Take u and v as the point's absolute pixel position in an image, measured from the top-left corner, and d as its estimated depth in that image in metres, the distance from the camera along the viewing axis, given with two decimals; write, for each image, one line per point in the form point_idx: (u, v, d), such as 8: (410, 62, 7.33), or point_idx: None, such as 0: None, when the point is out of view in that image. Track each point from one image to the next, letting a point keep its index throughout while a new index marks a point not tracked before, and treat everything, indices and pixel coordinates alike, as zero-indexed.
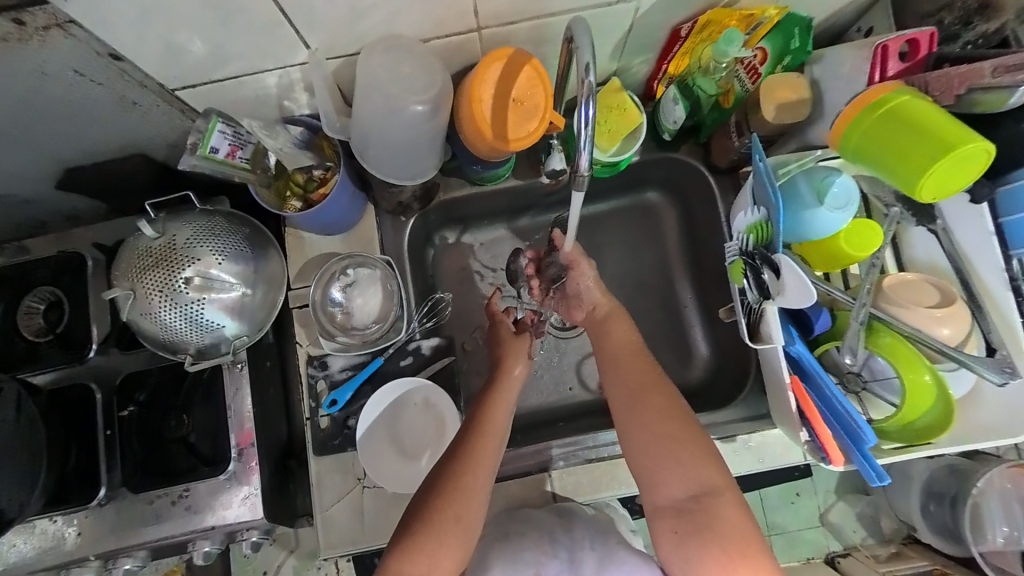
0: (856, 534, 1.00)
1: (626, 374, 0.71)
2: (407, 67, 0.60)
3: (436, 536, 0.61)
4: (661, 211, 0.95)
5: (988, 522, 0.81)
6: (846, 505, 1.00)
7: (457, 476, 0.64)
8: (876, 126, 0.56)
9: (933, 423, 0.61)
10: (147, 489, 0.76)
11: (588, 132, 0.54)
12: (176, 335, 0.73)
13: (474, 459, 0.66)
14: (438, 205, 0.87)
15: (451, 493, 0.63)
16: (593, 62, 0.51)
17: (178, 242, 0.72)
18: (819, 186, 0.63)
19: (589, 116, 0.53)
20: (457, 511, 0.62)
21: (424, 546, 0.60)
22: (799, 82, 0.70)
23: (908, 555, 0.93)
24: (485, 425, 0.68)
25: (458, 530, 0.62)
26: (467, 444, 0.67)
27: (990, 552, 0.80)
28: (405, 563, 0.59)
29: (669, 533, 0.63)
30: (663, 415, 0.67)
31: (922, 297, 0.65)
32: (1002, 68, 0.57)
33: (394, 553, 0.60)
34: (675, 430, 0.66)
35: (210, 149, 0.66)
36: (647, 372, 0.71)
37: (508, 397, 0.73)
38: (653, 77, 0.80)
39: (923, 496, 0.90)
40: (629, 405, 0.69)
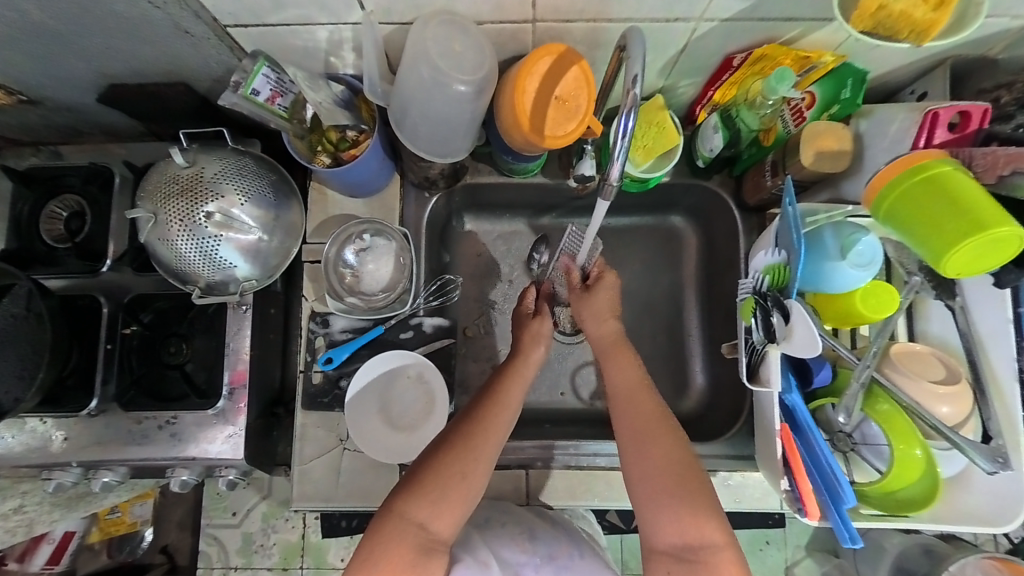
0: None
1: (632, 409, 0.70)
2: (459, 45, 0.60)
3: (442, 485, 0.61)
4: (682, 235, 0.94)
5: None
6: (813, 564, 1.00)
7: (469, 434, 0.64)
8: (916, 194, 0.53)
9: (914, 499, 0.59)
10: (137, 408, 0.78)
11: (625, 143, 0.54)
12: (189, 266, 0.75)
13: (486, 422, 0.66)
14: (464, 187, 0.88)
15: (461, 448, 0.63)
16: (642, 74, 0.51)
17: (205, 175, 0.75)
18: (845, 241, 0.62)
19: (627, 127, 0.53)
20: (464, 469, 0.62)
21: (430, 491, 0.61)
22: (844, 133, 0.68)
23: None
24: (501, 396, 0.69)
25: (462, 486, 0.61)
26: (480, 409, 0.67)
27: None
28: (410, 504, 0.60)
29: (663, 574, 0.63)
30: (666, 457, 0.66)
31: (928, 371, 0.64)
32: None
33: (400, 493, 0.61)
34: (678, 476, 0.65)
35: (251, 90, 0.66)
36: (653, 409, 0.70)
37: (525, 377, 0.73)
38: (697, 102, 0.79)
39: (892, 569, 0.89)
40: (632, 437, 0.68)
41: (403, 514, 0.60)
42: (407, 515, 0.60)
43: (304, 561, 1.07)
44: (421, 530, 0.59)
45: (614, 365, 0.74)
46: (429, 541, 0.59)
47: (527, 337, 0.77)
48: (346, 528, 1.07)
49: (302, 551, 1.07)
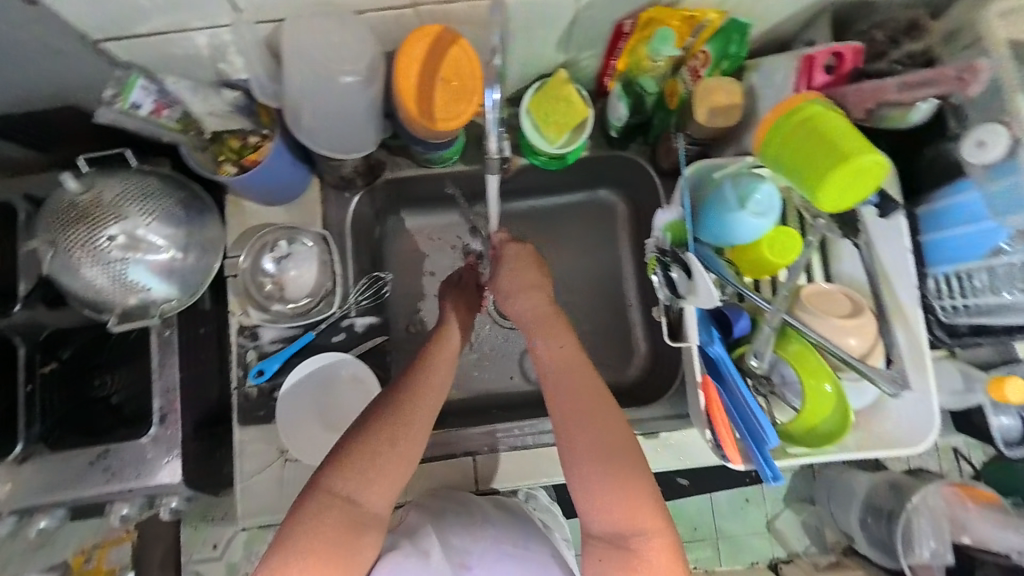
0: (800, 543, 1.00)
1: (568, 392, 0.64)
2: (337, 36, 0.59)
3: (373, 458, 0.58)
4: (613, 208, 0.96)
5: (918, 537, 0.84)
6: (792, 514, 1.00)
7: (405, 404, 0.62)
8: (794, 132, 0.54)
9: (834, 430, 0.61)
10: (67, 447, 0.75)
11: (494, 116, 0.48)
12: (101, 294, 0.73)
13: (418, 388, 0.63)
14: (385, 182, 0.87)
15: (395, 421, 0.60)
16: (503, 47, 0.49)
17: (104, 199, 0.72)
18: (743, 192, 0.63)
19: (493, 99, 0.48)
20: (395, 436, 0.60)
21: (360, 465, 0.58)
22: (734, 88, 0.68)
23: (848, 566, 0.96)
24: (433, 360, 0.66)
25: (395, 454, 0.59)
26: (412, 375, 0.65)
27: (918, 565, 0.83)
28: (339, 479, 0.57)
29: (596, 560, 0.60)
30: (600, 443, 0.61)
31: (837, 308, 0.65)
32: (904, 86, 0.60)
33: (328, 468, 0.58)
34: (613, 462, 0.60)
35: (131, 104, 0.65)
36: (591, 391, 0.64)
37: (454, 342, 0.70)
38: (603, 73, 0.79)
39: (863, 509, 0.92)
40: (569, 421, 0.63)
41: (331, 489, 0.57)
42: (335, 490, 0.57)
43: None
44: (351, 505, 0.57)
45: (562, 348, 0.67)
46: (359, 515, 0.57)
47: (454, 299, 0.76)
48: None
49: None
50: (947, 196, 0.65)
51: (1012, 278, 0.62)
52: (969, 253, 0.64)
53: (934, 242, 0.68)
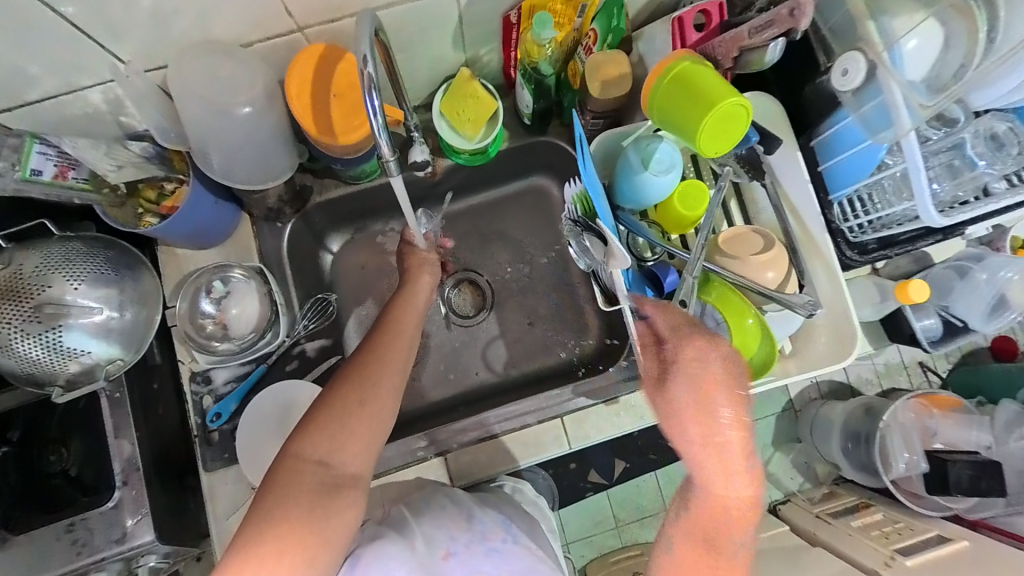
0: (794, 481, 1.02)
1: (726, 455, 0.58)
2: (227, 70, 0.60)
3: (338, 418, 0.61)
4: (546, 193, 0.99)
5: (893, 451, 0.88)
6: (782, 456, 1.00)
7: (364, 365, 0.65)
8: (667, 93, 0.58)
9: (762, 362, 0.65)
10: (30, 528, 0.74)
11: (378, 122, 0.51)
12: (40, 367, 0.72)
13: (381, 351, 0.67)
14: (317, 206, 0.88)
15: (355, 380, 0.64)
16: (372, 52, 0.49)
17: (25, 272, 0.71)
18: (644, 154, 0.67)
19: (375, 104, 0.50)
20: (361, 397, 0.63)
21: (326, 427, 0.61)
22: (623, 59, 0.71)
23: (840, 494, 0.98)
24: (394, 326, 0.70)
25: (362, 413, 0.62)
26: (373, 340, 0.68)
27: (900, 479, 0.88)
28: (306, 442, 0.60)
29: None
30: (731, 515, 0.59)
31: (750, 246, 0.69)
32: (756, 27, 0.62)
33: (295, 436, 0.61)
34: (727, 530, 0.59)
35: (30, 171, 0.63)
36: (743, 463, 0.58)
37: (416, 306, 0.75)
38: (506, 65, 0.82)
39: (842, 437, 0.93)
40: (710, 483, 0.59)
41: (298, 454, 0.59)
42: (302, 455, 0.59)
43: None
44: (321, 467, 0.59)
45: (725, 479, 0.58)
46: (332, 477, 0.59)
47: (412, 266, 0.79)
48: None
49: None
50: (833, 125, 0.69)
51: (898, 192, 0.67)
52: (858, 172, 0.68)
53: (833, 169, 0.71)
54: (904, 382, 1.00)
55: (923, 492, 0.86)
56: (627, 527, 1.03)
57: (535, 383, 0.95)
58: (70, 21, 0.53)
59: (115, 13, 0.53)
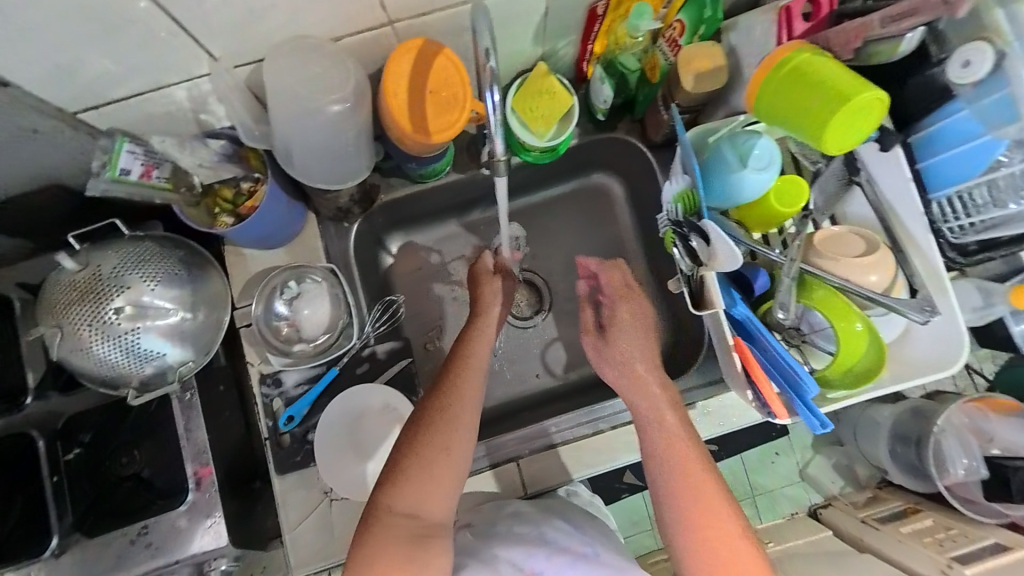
0: (834, 484, 1.00)
1: (659, 439, 0.66)
2: (320, 66, 0.58)
3: (424, 468, 0.59)
4: (606, 191, 0.97)
5: (950, 457, 0.85)
6: (824, 459, 1.00)
7: (442, 407, 0.62)
8: (785, 84, 0.56)
9: (869, 367, 0.62)
10: (103, 532, 0.73)
11: (497, 118, 0.49)
12: (115, 369, 0.71)
13: (455, 391, 0.64)
14: (382, 206, 0.86)
15: (439, 426, 0.61)
16: (493, 44, 0.46)
17: (103, 272, 0.70)
18: (741, 150, 0.64)
19: (495, 102, 0.48)
20: (444, 441, 0.60)
21: (414, 478, 0.59)
22: (717, 51, 0.69)
23: (885, 497, 0.94)
24: (466, 361, 0.66)
25: (447, 459, 0.60)
26: (446, 378, 0.65)
27: (954, 484, 0.84)
28: (395, 495, 0.58)
29: None
30: (704, 500, 0.62)
31: (849, 248, 0.67)
32: (890, 18, 0.58)
33: (383, 487, 0.59)
34: (711, 516, 0.61)
35: (120, 171, 0.62)
36: (683, 440, 0.65)
37: (488, 337, 0.70)
38: (581, 59, 0.80)
39: (890, 440, 0.92)
40: (667, 479, 0.63)
41: (389, 508, 0.58)
42: (393, 508, 0.57)
43: None
44: (412, 520, 0.57)
45: (670, 439, 0.65)
46: (423, 527, 0.57)
47: (484, 293, 0.74)
48: None
49: None
50: (936, 120, 0.66)
51: (1014, 188, 0.64)
52: (966, 170, 0.66)
53: (932, 168, 0.69)
54: (950, 386, 0.96)
55: (983, 500, 0.82)
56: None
57: (596, 386, 0.93)
58: (167, 15, 0.51)
59: (213, 6, 0.51)
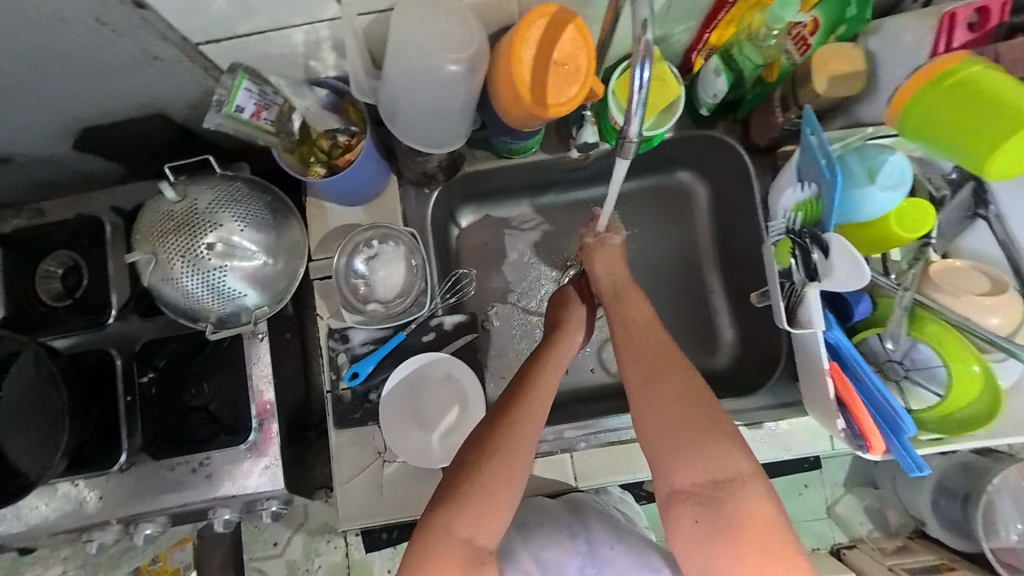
0: (863, 526, 0.99)
1: (639, 354, 0.67)
2: (445, 24, 0.57)
3: (486, 495, 0.58)
4: (690, 192, 0.92)
5: (1002, 520, 0.80)
6: (854, 499, 0.99)
7: (510, 435, 0.61)
8: (947, 100, 0.54)
9: (974, 417, 0.59)
10: (167, 456, 0.76)
11: (641, 96, 0.48)
12: (197, 303, 0.72)
13: (522, 420, 0.63)
14: (463, 177, 0.85)
15: (509, 458, 0.59)
16: (651, 17, 0.45)
17: (199, 206, 0.71)
18: (870, 165, 0.60)
19: (644, 78, 0.47)
20: (510, 473, 0.59)
21: (474, 504, 0.57)
22: (855, 53, 0.66)
23: (915, 549, 0.93)
24: (536, 389, 0.66)
25: (509, 489, 0.59)
26: (515, 403, 0.64)
27: (1001, 548, 0.79)
28: (456, 519, 0.56)
29: (689, 523, 0.57)
30: (682, 396, 0.61)
31: (969, 286, 0.62)
32: None
33: (440, 509, 0.57)
34: (689, 413, 0.60)
35: (235, 108, 0.62)
36: (662, 349, 0.66)
37: (557, 363, 0.71)
38: (692, 48, 0.76)
39: (934, 492, 0.88)
40: (645, 384, 0.64)
41: (447, 530, 0.56)
42: (452, 531, 0.56)
43: None
44: (469, 545, 0.56)
45: (648, 347, 0.67)
46: (479, 554, 0.57)
47: (569, 316, 0.77)
48: (388, 540, 1.04)
49: (347, 571, 1.05)
50: None
51: None
52: None
53: None
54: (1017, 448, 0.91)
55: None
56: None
57: None
58: None
59: None
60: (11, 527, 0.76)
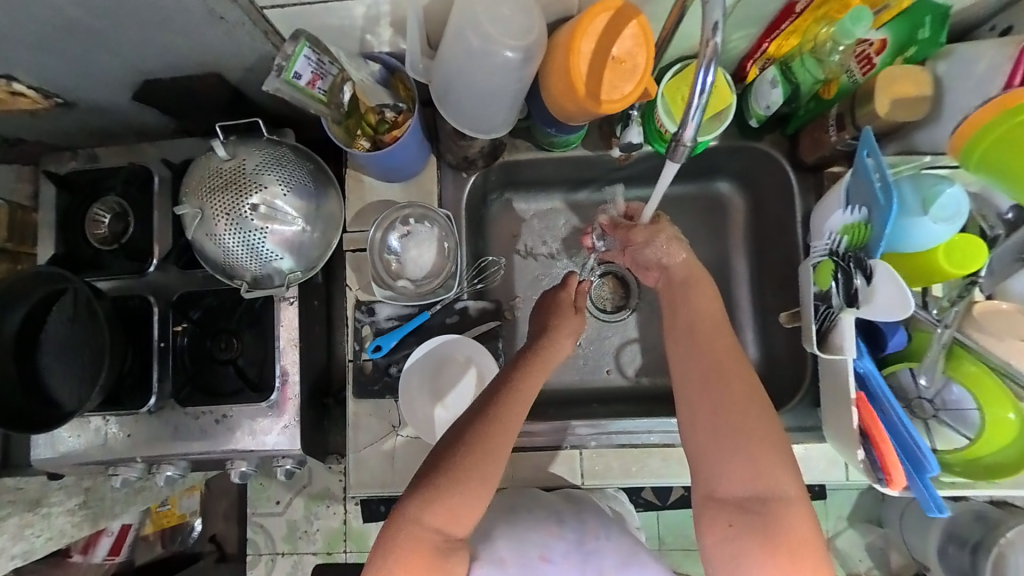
0: (862, 563, 0.97)
1: (701, 351, 0.66)
2: (506, 9, 0.57)
3: (460, 487, 0.58)
4: (728, 203, 0.90)
5: None
6: (856, 534, 0.96)
7: (490, 430, 0.60)
8: (1011, 139, 0.52)
9: (1004, 464, 0.57)
10: (193, 404, 0.79)
11: (701, 100, 0.48)
12: (236, 261, 0.75)
13: (505, 416, 0.62)
14: (502, 165, 0.85)
15: (486, 457, 0.59)
16: (722, 20, 0.45)
17: (247, 167, 0.74)
18: (927, 195, 0.58)
19: (707, 82, 0.47)
20: (487, 468, 0.59)
21: (447, 496, 0.57)
22: (923, 77, 0.63)
23: None
24: (522, 384, 0.65)
25: (484, 482, 0.59)
26: (499, 398, 0.63)
27: None
28: (427, 509, 0.57)
29: (722, 525, 0.59)
30: (742, 403, 0.62)
31: (1017, 329, 0.60)
32: None
33: (414, 498, 0.58)
34: (749, 420, 0.61)
35: (293, 74, 0.64)
36: (728, 350, 0.66)
37: (548, 361, 0.70)
38: (750, 56, 0.74)
39: (944, 538, 0.86)
40: (702, 384, 0.64)
41: (419, 520, 0.56)
42: (422, 521, 0.56)
43: (347, 546, 1.08)
44: (439, 534, 0.57)
45: (715, 343, 0.67)
46: (447, 542, 0.57)
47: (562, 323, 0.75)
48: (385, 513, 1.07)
49: (344, 537, 1.08)
50: None
51: None
52: None
53: None
54: None
55: None
56: (671, 553, 1.00)
57: (662, 399, 0.91)
58: None
59: None
60: (43, 453, 0.81)
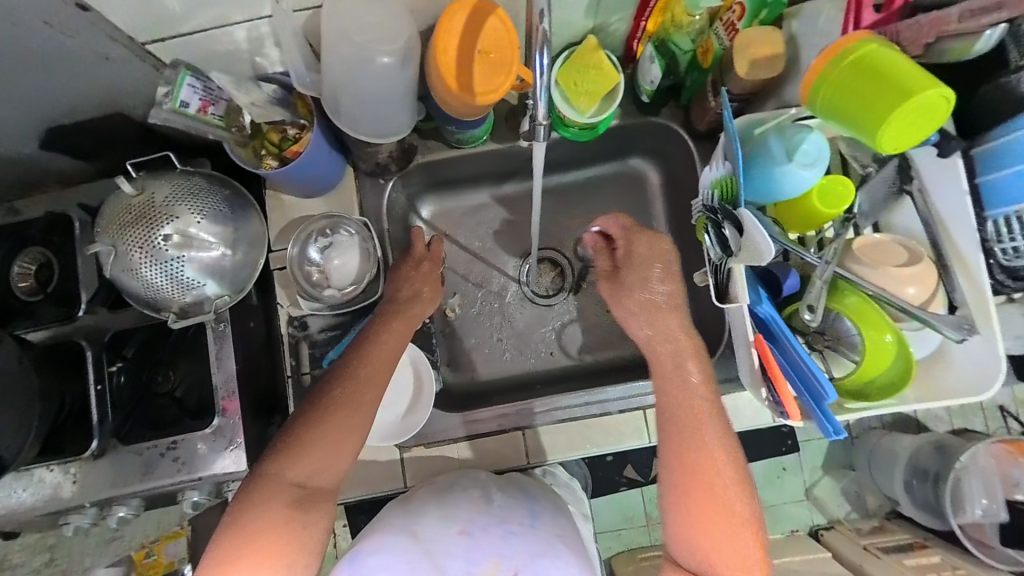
0: (841, 508, 0.96)
1: (687, 432, 0.68)
2: (377, 16, 0.59)
3: (320, 444, 0.65)
4: (643, 177, 0.94)
5: (969, 497, 0.82)
6: (832, 481, 0.95)
7: (346, 390, 0.68)
8: (843, 80, 0.57)
9: (891, 381, 0.62)
10: (137, 440, 0.80)
11: (542, 81, 0.52)
12: (159, 293, 0.75)
13: (364, 378, 0.69)
14: (419, 166, 0.88)
15: (342, 414, 0.66)
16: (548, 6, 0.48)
17: (157, 199, 0.75)
18: (790, 144, 0.62)
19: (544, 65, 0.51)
20: (347, 424, 0.66)
21: (308, 452, 0.65)
22: (776, 38, 0.67)
23: (891, 529, 0.92)
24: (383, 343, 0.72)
25: (346, 436, 0.66)
26: (356, 360, 0.70)
27: (968, 524, 0.81)
28: (287, 466, 0.64)
29: None
30: (713, 486, 0.66)
31: (891, 257, 0.65)
32: (970, 12, 0.57)
33: (275, 457, 0.65)
34: (718, 505, 0.65)
35: (180, 103, 0.66)
36: (709, 431, 0.68)
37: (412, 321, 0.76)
38: (631, 36, 0.78)
39: (907, 472, 0.89)
40: (678, 460, 0.68)
41: (279, 475, 0.64)
42: (282, 476, 0.64)
43: None
44: (299, 488, 0.64)
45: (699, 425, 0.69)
46: (306, 494, 0.64)
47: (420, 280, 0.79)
48: None
49: None
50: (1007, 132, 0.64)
51: None
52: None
53: (992, 184, 0.67)
54: (977, 424, 0.94)
55: (993, 544, 0.79)
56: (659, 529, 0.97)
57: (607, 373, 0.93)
58: None
59: None
60: None
